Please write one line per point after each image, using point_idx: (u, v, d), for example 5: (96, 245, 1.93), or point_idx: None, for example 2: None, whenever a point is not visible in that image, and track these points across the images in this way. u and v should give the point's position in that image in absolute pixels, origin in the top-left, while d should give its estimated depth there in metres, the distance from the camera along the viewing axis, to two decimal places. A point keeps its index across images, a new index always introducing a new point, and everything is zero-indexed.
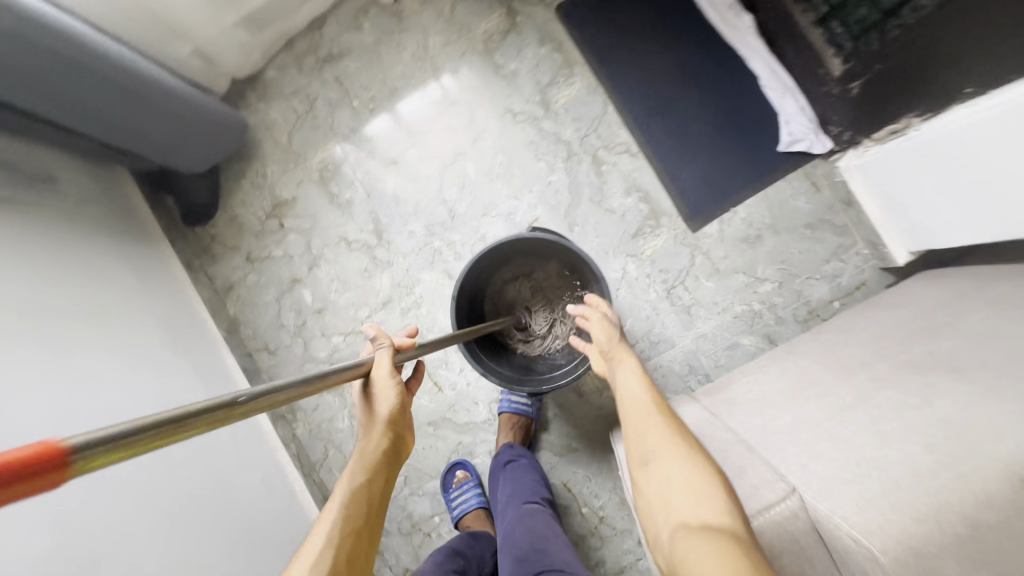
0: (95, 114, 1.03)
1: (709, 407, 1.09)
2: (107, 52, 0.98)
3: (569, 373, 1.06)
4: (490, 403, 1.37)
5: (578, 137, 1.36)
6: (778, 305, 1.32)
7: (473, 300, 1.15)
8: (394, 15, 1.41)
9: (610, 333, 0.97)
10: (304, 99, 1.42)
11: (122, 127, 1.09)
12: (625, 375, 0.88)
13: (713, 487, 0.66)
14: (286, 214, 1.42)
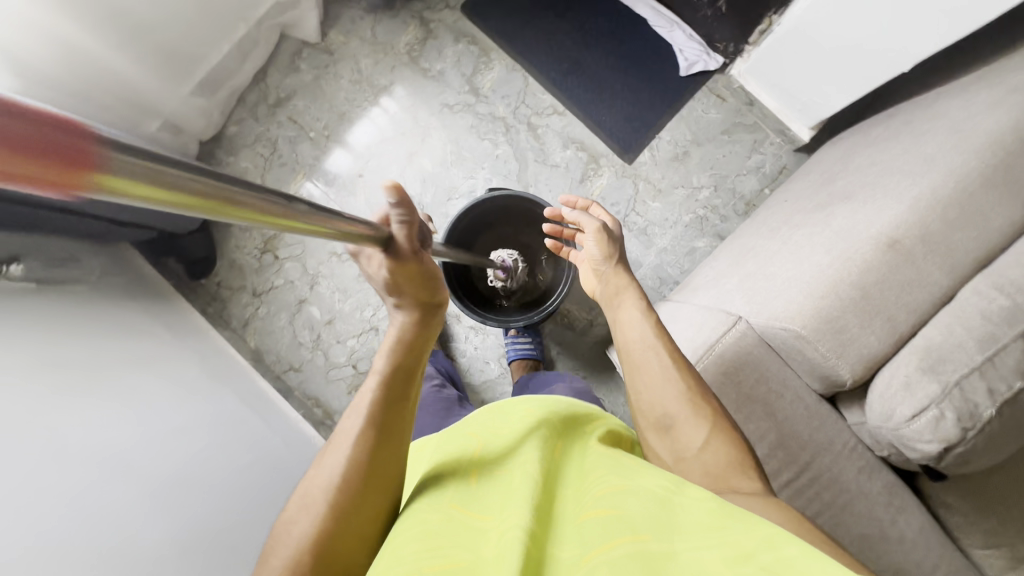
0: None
1: (678, 300, 1.27)
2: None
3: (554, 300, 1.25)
4: (499, 359, 1.54)
5: (510, 110, 1.55)
6: (719, 206, 1.51)
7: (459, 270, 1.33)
8: (325, 50, 1.59)
9: (609, 251, 0.99)
10: (266, 144, 1.59)
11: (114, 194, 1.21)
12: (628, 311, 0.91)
13: (739, 454, 0.73)
14: (278, 247, 1.59)
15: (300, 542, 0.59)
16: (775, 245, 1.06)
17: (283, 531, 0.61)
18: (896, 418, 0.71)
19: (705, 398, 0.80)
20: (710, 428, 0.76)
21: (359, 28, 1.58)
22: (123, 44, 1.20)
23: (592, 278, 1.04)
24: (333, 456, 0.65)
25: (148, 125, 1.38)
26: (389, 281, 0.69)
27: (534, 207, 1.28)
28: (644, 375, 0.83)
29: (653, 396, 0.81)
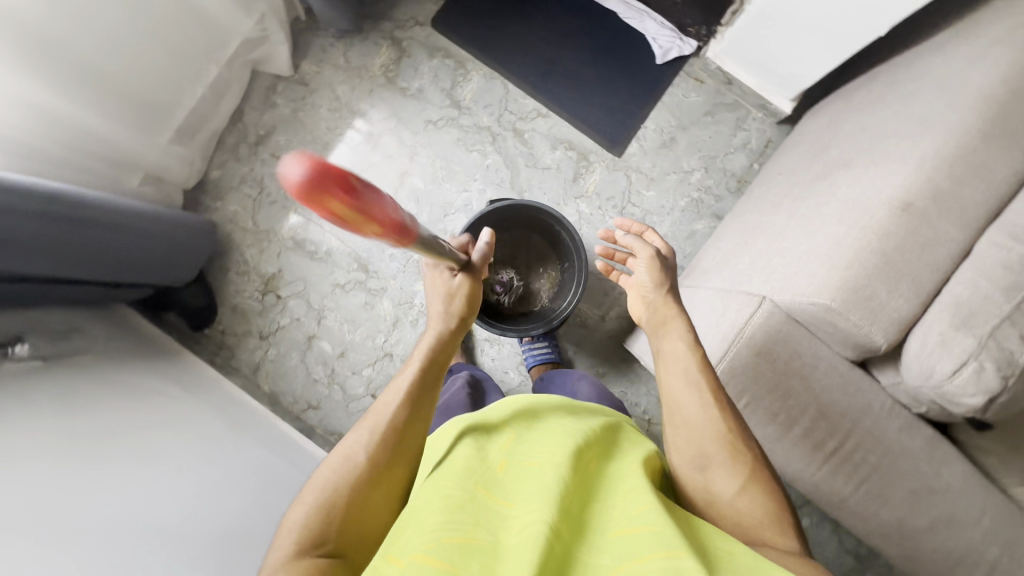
0: (78, 252, 1.11)
1: (690, 285, 1.28)
2: (80, 196, 1.09)
3: (570, 302, 1.26)
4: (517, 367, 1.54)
5: (495, 119, 1.55)
6: (712, 186, 1.53)
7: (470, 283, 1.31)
8: (299, 82, 1.57)
9: (659, 277, 0.98)
10: (253, 183, 1.57)
11: (102, 258, 1.18)
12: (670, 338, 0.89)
13: (777, 505, 0.71)
14: (279, 286, 1.56)
15: (335, 491, 0.63)
16: (781, 220, 1.07)
17: (314, 481, 0.64)
18: (936, 376, 0.72)
19: (746, 443, 0.76)
20: (747, 478, 0.73)
21: (331, 56, 1.57)
22: (96, 101, 1.17)
23: (637, 301, 1.02)
24: (372, 420, 0.69)
25: (131, 180, 1.34)
26: (447, 296, 0.85)
27: (540, 215, 1.29)
28: (681, 406, 0.80)
29: (688, 432, 0.78)
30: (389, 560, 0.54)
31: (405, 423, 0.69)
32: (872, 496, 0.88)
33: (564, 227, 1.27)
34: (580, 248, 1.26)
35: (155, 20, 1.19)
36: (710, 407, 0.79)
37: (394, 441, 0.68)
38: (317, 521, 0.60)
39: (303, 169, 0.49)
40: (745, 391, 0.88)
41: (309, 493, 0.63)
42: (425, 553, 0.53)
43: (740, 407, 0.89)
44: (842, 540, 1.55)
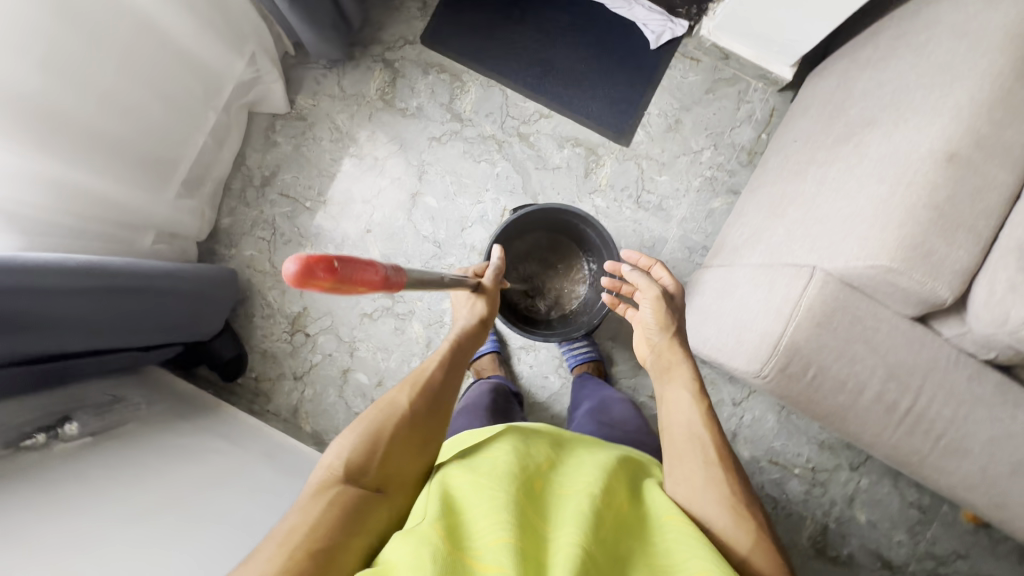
0: (107, 319, 1.09)
1: (723, 264, 1.28)
2: (104, 263, 1.07)
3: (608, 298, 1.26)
4: (557, 373, 1.53)
5: (498, 126, 1.54)
6: (725, 162, 1.53)
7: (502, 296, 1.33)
8: (297, 117, 1.56)
9: (663, 320, 1.00)
10: (265, 225, 1.55)
11: (131, 321, 1.16)
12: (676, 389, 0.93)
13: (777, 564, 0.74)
14: (307, 323, 1.55)
15: (377, 435, 0.74)
16: (811, 186, 1.07)
17: (359, 421, 0.75)
18: (1012, 321, 0.74)
19: (752, 506, 0.79)
20: (755, 539, 0.75)
21: (325, 86, 1.56)
22: (105, 165, 1.15)
23: (643, 340, 1.05)
24: (412, 379, 0.83)
25: (147, 240, 1.32)
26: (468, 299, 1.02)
27: (564, 214, 1.29)
28: (684, 461, 0.83)
29: (694, 489, 0.80)
30: (441, 536, 0.61)
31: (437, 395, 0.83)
32: (952, 449, 0.87)
33: (590, 222, 1.26)
34: (609, 240, 1.24)
35: (153, 76, 1.18)
36: (712, 469, 0.81)
37: (429, 410, 0.80)
38: (360, 453, 0.72)
39: (301, 268, 0.53)
40: (811, 362, 0.87)
41: (354, 431, 0.74)
42: (475, 556, 0.60)
43: (809, 379, 0.88)
44: (904, 494, 1.55)
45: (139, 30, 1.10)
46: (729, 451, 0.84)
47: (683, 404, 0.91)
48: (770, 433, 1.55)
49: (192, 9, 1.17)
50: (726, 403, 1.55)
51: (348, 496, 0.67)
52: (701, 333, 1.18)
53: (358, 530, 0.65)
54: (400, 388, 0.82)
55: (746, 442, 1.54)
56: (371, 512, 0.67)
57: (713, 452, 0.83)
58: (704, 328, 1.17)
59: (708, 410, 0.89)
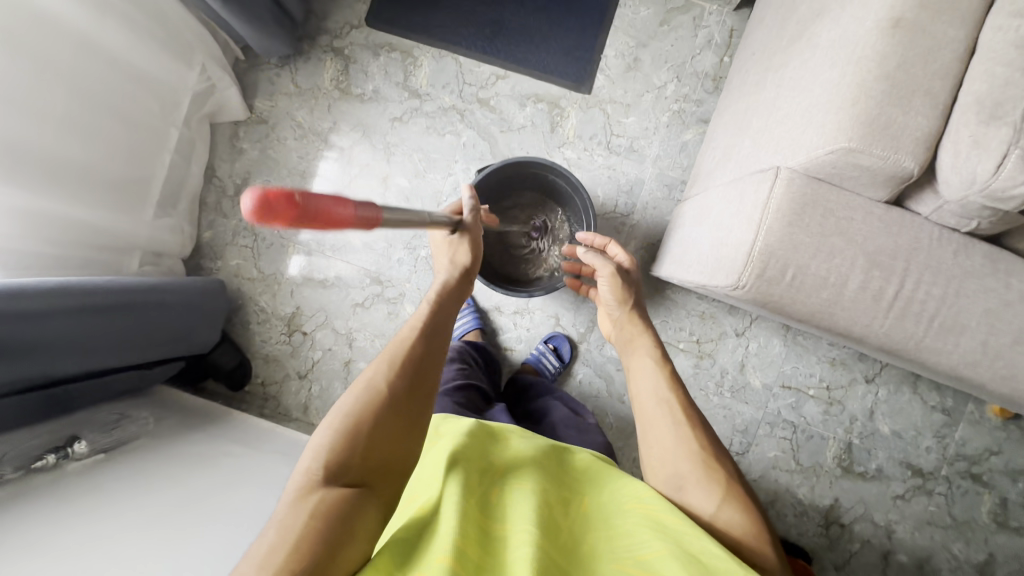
0: (96, 342, 1.10)
1: (701, 192, 1.25)
2: (86, 284, 1.08)
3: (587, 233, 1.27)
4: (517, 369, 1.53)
5: (457, 96, 1.53)
6: (690, 93, 1.50)
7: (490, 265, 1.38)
8: (259, 121, 1.56)
9: (619, 293, 1.10)
10: (246, 232, 1.57)
11: (121, 341, 1.17)
12: (642, 358, 1.01)
13: (748, 508, 0.79)
14: (302, 323, 1.56)
15: (353, 421, 0.72)
16: (770, 91, 1.04)
17: (336, 413, 0.73)
18: (980, 178, 0.73)
19: (720, 462, 0.84)
20: (722, 496, 0.79)
21: (280, 86, 1.55)
22: (76, 194, 1.16)
23: (608, 321, 1.15)
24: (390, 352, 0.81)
25: (133, 261, 1.34)
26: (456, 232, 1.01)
27: (536, 166, 1.26)
28: (657, 426, 0.90)
29: (666, 453, 0.86)
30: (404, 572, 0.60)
31: (421, 364, 0.81)
32: (947, 327, 0.84)
33: (563, 172, 1.24)
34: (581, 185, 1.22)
35: (106, 98, 1.17)
36: (681, 426, 0.88)
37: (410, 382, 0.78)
38: (339, 449, 0.70)
39: (262, 203, 0.48)
40: (789, 263, 0.85)
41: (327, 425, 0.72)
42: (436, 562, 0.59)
43: (789, 280, 0.85)
44: (925, 399, 1.51)
45: (80, 51, 1.08)
46: (694, 410, 0.90)
47: (646, 378, 0.97)
48: (780, 358, 1.52)
49: (131, 26, 1.17)
50: (729, 334, 1.52)
51: (327, 499, 0.66)
52: (684, 262, 1.15)
53: (352, 535, 0.65)
54: (376, 367, 0.79)
55: (755, 370, 1.52)
56: (357, 513, 0.67)
57: (682, 417, 0.89)
58: (686, 256, 1.14)
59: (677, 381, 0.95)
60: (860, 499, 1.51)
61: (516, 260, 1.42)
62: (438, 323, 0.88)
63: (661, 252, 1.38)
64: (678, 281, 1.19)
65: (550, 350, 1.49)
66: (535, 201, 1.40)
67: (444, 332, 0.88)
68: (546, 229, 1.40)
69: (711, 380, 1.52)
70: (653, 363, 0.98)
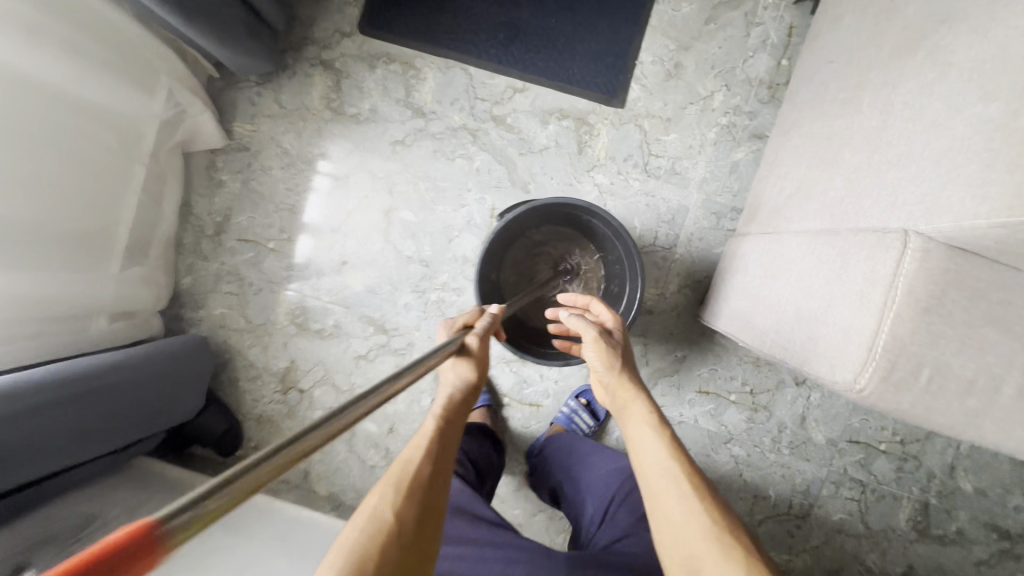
0: (48, 446, 0.91)
1: (770, 231, 1.03)
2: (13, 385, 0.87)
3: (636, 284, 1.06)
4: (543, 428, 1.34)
5: (468, 114, 1.31)
6: (741, 103, 1.28)
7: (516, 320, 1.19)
8: (239, 148, 1.35)
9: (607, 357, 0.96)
10: (230, 275, 1.37)
11: (84, 434, 0.98)
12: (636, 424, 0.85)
13: None
14: (297, 378, 1.37)
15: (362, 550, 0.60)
16: (870, 117, 0.83)
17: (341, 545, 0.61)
18: None
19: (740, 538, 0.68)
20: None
21: (262, 106, 1.34)
22: (19, 259, 0.96)
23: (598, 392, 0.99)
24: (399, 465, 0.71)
25: (97, 324, 1.15)
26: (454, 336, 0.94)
27: (570, 206, 1.05)
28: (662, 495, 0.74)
29: (676, 530, 0.70)
30: None
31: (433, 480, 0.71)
32: None
33: (602, 216, 1.04)
34: (626, 231, 1.02)
35: (50, 139, 0.97)
36: (689, 499, 0.72)
37: (422, 498, 0.68)
38: None
39: None
40: (924, 362, 0.64)
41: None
42: None
43: (923, 383, 0.65)
44: None
45: (13, 86, 0.87)
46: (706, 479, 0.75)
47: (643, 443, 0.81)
48: (847, 409, 1.32)
49: (73, 50, 0.95)
50: (788, 384, 1.32)
51: None
52: (759, 326, 0.94)
53: None
54: (378, 495, 0.67)
55: (819, 424, 1.33)
56: None
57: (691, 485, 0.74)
58: (762, 318, 0.93)
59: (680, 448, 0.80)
60: (938, 566, 1.33)
61: (543, 306, 1.23)
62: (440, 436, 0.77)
63: (718, 298, 1.16)
64: (750, 345, 0.98)
65: (582, 407, 1.30)
66: (565, 240, 1.21)
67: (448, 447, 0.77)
68: (577, 273, 1.22)
69: (766, 436, 1.33)
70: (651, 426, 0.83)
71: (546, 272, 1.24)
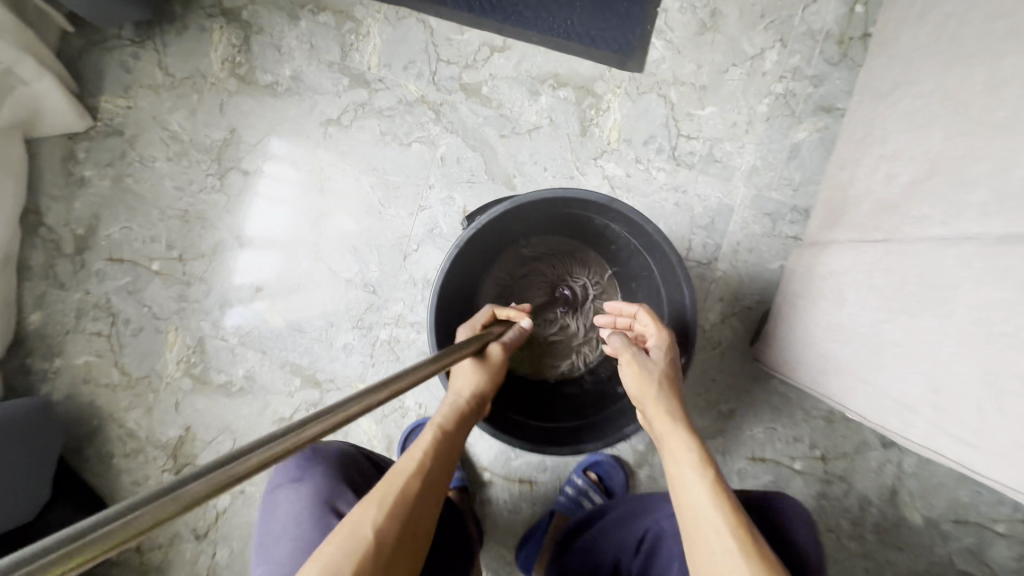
0: None
1: (886, 239, 0.67)
2: None
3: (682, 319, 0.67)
4: (539, 513, 0.97)
5: (428, 83, 0.95)
6: (802, 65, 0.93)
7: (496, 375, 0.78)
8: (109, 132, 0.96)
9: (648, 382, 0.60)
10: (98, 310, 0.98)
11: None
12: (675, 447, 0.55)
13: None
14: (194, 452, 0.98)
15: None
16: None
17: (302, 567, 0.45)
18: None
19: None
20: None
21: (140, 74, 0.95)
22: None
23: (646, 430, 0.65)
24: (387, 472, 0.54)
25: None
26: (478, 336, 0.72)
27: (583, 204, 0.66)
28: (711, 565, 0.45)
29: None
30: None
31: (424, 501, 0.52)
32: None
33: (634, 222, 0.65)
34: (673, 250, 0.63)
35: None
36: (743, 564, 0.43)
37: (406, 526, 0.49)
38: None
39: None
40: None
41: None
42: None
43: None
44: None
45: None
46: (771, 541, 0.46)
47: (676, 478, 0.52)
48: (953, 479, 0.97)
49: None
50: (872, 447, 0.96)
51: None
52: (896, 398, 0.57)
53: None
54: (360, 508, 0.49)
55: (915, 500, 0.97)
56: None
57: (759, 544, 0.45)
58: (901, 386, 0.57)
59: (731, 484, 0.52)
60: None
61: (538, 344, 0.84)
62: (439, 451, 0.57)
63: (792, 334, 0.80)
64: (874, 424, 0.61)
65: (593, 484, 0.94)
66: (572, 247, 0.82)
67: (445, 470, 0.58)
68: (583, 300, 0.84)
69: (844, 517, 0.97)
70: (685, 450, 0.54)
71: (540, 298, 0.85)
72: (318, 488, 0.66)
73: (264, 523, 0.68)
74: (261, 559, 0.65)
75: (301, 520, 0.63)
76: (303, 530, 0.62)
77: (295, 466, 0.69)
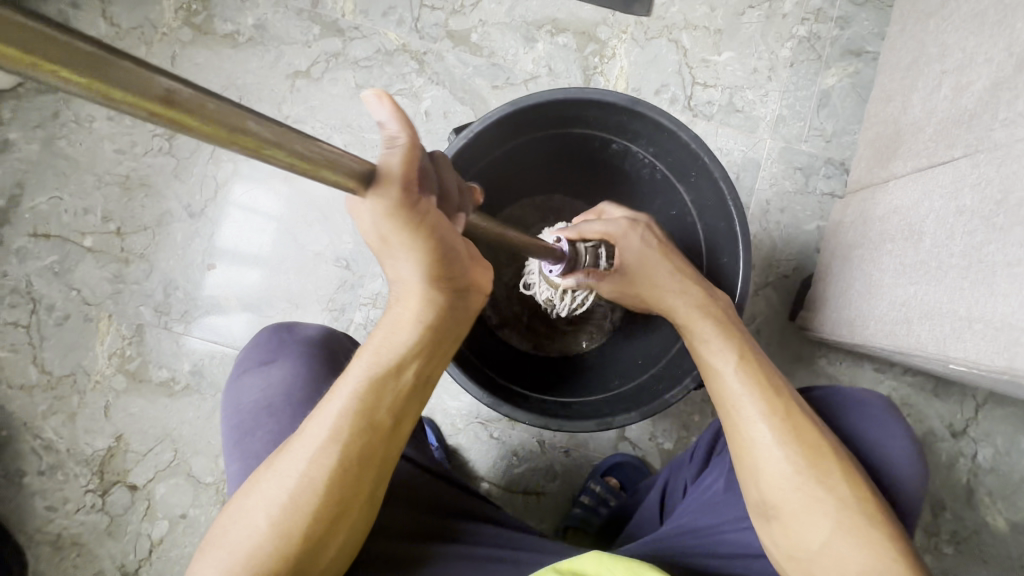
0: None
1: (969, 153, 0.54)
2: None
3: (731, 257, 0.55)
4: (547, 529, 0.80)
5: (408, 30, 0.84)
6: (826, 5, 0.84)
7: (497, 351, 0.65)
8: (40, 89, 0.83)
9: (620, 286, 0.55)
10: (16, 297, 0.82)
11: None
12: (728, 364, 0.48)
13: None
14: (126, 466, 0.81)
15: (300, 497, 0.40)
16: None
17: (275, 477, 0.41)
18: None
19: (839, 539, 0.42)
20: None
21: (81, 25, 0.84)
22: None
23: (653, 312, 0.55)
24: (333, 401, 0.42)
25: None
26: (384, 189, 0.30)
27: (598, 113, 0.55)
28: (758, 472, 0.45)
29: (794, 532, 0.43)
30: None
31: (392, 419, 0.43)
32: None
33: (663, 132, 0.53)
34: (716, 162, 0.51)
35: None
36: (799, 482, 0.43)
37: (375, 453, 0.42)
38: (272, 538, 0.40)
39: None
40: None
41: (243, 542, 0.39)
42: None
43: None
44: None
45: None
46: (821, 450, 0.44)
47: (719, 384, 0.48)
48: None
49: None
50: (940, 437, 0.81)
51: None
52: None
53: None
54: (310, 434, 0.41)
55: (995, 501, 0.81)
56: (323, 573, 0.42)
57: (811, 457, 0.44)
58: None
59: (782, 383, 0.47)
60: None
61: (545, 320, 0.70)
62: (366, 408, 0.41)
63: (853, 289, 0.67)
64: (997, 372, 0.46)
65: (611, 489, 0.78)
66: (582, 194, 0.70)
67: (398, 414, 0.43)
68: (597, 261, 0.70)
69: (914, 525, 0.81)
70: (732, 354, 0.48)
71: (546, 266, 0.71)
72: (295, 374, 0.51)
73: (224, 410, 0.53)
74: (225, 451, 0.51)
75: (273, 410, 0.50)
76: (280, 421, 0.49)
77: (265, 346, 0.54)
